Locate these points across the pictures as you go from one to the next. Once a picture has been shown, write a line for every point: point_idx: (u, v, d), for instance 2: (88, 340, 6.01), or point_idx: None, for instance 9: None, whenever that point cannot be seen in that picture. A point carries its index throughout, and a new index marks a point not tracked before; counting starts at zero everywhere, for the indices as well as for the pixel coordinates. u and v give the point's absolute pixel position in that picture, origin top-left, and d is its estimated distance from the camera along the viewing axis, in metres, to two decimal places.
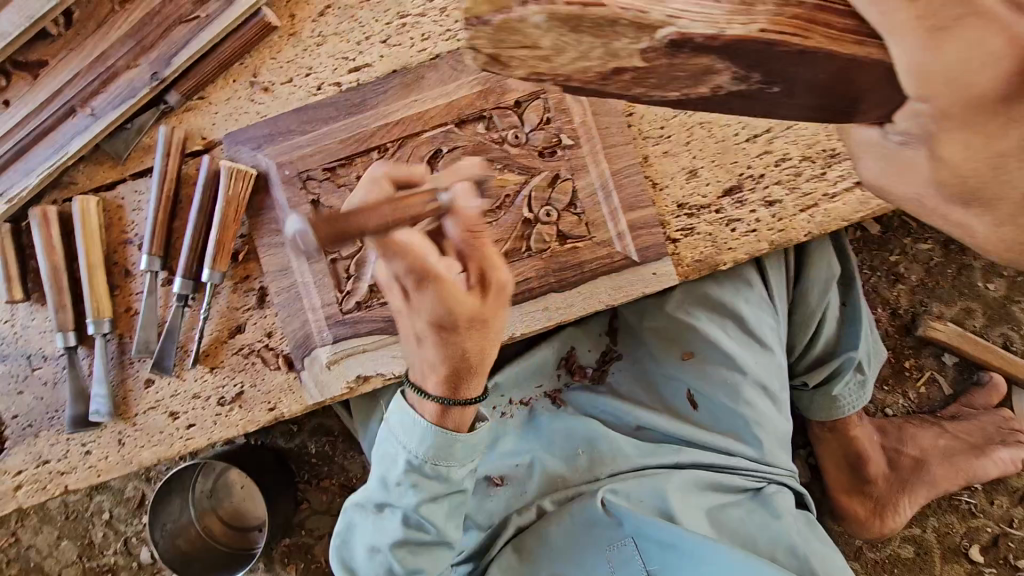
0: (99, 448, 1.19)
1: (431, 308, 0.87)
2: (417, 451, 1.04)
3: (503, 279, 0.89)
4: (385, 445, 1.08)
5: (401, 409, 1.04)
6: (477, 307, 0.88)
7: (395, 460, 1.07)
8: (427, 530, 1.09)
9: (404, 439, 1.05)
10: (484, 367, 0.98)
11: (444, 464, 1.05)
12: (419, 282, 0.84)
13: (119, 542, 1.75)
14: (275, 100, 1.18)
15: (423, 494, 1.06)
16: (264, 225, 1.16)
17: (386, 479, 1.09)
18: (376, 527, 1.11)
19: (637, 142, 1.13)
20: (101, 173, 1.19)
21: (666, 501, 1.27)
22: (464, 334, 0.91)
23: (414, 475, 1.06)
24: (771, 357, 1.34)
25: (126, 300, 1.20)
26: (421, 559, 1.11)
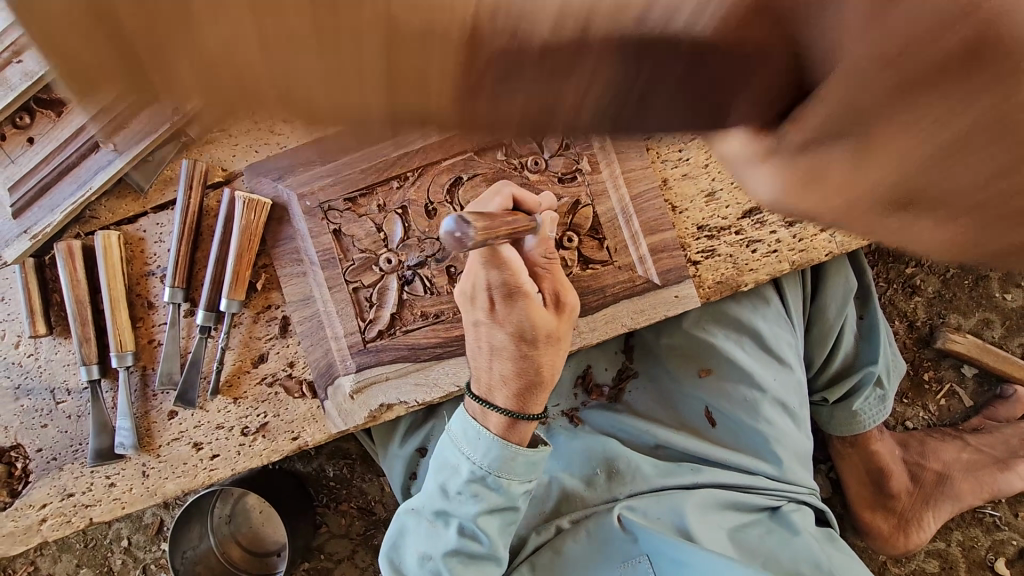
0: (123, 480, 1.19)
1: (518, 320, 0.95)
2: (483, 464, 1.04)
3: (575, 304, 1.02)
4: (445, 455, 1.08)
5: (464, 422, 1.05)
6: (556, 324, 0.99)
7: (458, 469, 1.06)
8: (482, 542, 1.09)
9: (468, 450, 1.05)
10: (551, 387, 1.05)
11: (509, 476, 1.06)
12: (512, 293, 0.94)
13: (138, 569, 1.75)
14: (295, 131, 1.20)
15: (484, 505, 1.06)
16: (285, 254, 1.16)
17: (445, 488, 1.08)
18: (430, 534, 1.10)
19: (655, 166, 1.12)
20: (124, 206, 1.21)
21: (685, 517, 1.25)
22: (540, 350, 0.99)
23: (476, 485, 1.05)
24: (790, 373, 1.34)
25: (148, 332, 1.21)
26: (472, 571, 1.09)
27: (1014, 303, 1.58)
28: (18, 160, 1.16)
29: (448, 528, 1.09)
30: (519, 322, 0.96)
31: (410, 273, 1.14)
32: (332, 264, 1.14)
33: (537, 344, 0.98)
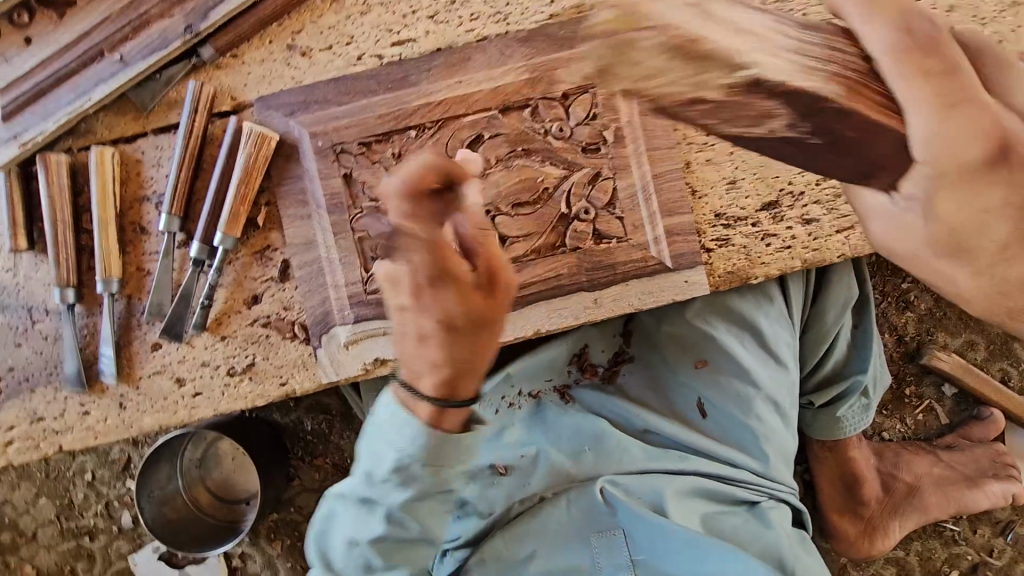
0: (98, 409, 1.15)
1: (445, 304, 0.88)
2: (407, 451, 1.01)
3: (508, 285, 0.92)
4: (374, 438, 1.06)
5: (392, 404, 1.01)
6: (485, 307, 0.90)
7: (381, 461, 1.04)
8: (411, 529, 1.09)
9: (395, 439, 1.02)
10: (479, 371, 0.96)
11: (435, 467, 1.03)
12: (433, 271, 0.87)
13: (100, 504, 1.71)
14: (312, 66, 1.13)
15: (408, 497, 1.05)
16: (290, 195, 1.12)
17: (370, 476, 1.07)
18: (358, 521, 1.10)
19: (682, 147, 1.10)
20: (122, 124, 1.14)
21: (664, 501, 1.27)
22: (464, 334, 0.91)
23: (400, 476, 1.03)
24: (784, 374, 1.34)
25: (138, 260, 1.15)
26: (401, 556, 1.12)
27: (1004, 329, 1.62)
28: (11, 60, 1.09)
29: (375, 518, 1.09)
30: (438, 304, 0.88)
31: None
32: (340, 209, 1.10)
33: (465, 330, 0.90)
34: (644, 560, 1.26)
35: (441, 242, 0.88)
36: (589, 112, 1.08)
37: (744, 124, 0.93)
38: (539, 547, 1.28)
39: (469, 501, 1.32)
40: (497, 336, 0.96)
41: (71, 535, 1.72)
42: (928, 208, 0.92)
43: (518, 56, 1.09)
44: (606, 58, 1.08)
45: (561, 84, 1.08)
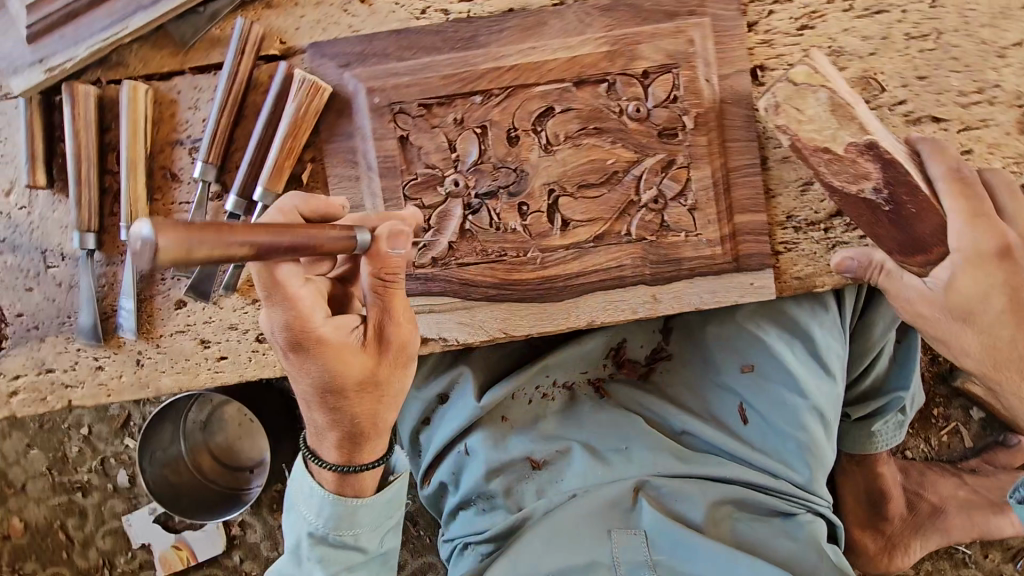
0: (113, 366, 1.08)
1: (316, 374, 0.82)
2: (320, 523, 0.97)
3: (403, 339, 0.85)
4: (291, 513, 1.01)
5: (301, 477, 0.97)
6: (373, 366, 0.84)
7: (301, 535, 0.99)
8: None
9: (307, 511, 0.97)
10: (381, 429, 0.92)
11: (349, 531, 0.98)
12: (303, 337, 0.79)
13: (95, 460, 1.65)
14: (371, 16, 1.04)
15: (333, 566, 0.99)
16: (338, 154, 1.03)
17: (295, 553, 1.01)
18: None
19: (760, 141, 1.04)
20: (158, 58, 1.04)
21: (699, 509, 1.23)
22: (352, 400, 0.86)
23: (320, 547, 0.98)
24: (833, 385, 1.28)
25: (166, 209, 1.07)
26: None
27: None
28: None
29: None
30: (314, 366, 0.82)
31: (477, 202, 1.02)
32: (394, 174, 1.02)
33: (353, 391, 0.85)
34: (663, 564, 1.19)
35: (308, 308, 0.77)
36: (669, 94, 1.01)
37: (845, 179, 0.96)
38: (566, 550, 1.19)
39: (497, 494, 1.29)
40: (400, 395, 0.91)
41: (63, 490, 1.65)
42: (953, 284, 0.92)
43: (597, 26, 1.01)
44: (693, 37, 1.01)
45: (641, 61, 1.01)
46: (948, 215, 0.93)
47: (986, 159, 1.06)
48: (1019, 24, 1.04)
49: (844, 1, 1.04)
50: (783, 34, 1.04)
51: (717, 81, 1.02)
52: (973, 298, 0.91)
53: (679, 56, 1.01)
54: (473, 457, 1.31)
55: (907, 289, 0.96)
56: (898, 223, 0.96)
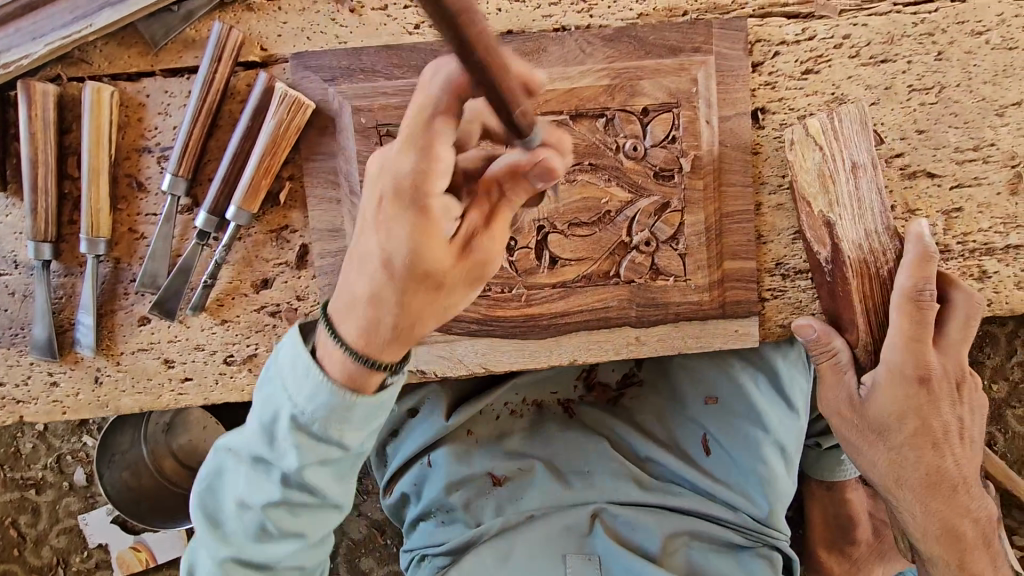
0: (70, 382, 1.02)
1: (397, 238, 0.67)
2: (308, 409, 0.73)
3: (487, 261, 0.73)
4: (268, 392, 0.77)
5: (295, 350, 0.75)
6: (446, 267, 0.69)
7: (281, 413, 0.75)
8: (316, 493, 0.79)
9: (294, 388, 0.74)
10: (409, 340, 0.73)
11: (341, 425, 0.74)
12: (413, 200, 0.65)
13: (51, 457, 1.59)
14: (361, 27, 0.98)
15: (312, 456, 0.75)
16: (319, 173, 0.98)
17: (267, 431, 0.77)
18: (251, 481, 0.80)
19: (755, 186, 1.03)
20: (127, 58, 0.96)
21: (655, 538, 1.22)
22: (412, 283, 0.69)
23: (301, 436, 0.74)
24: (796, 420, 1.25)
25: (131, 220, 1.00)
26: (304, 523, 0.81)
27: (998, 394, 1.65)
28: None
29: (270, 476, 0.78)
30: (396, 241, 0.67)
31: None
32: None
33: (411, 279, 0.69)
34: None
35: (445, 171, 0.64)
36: (668, 134, 0.98)
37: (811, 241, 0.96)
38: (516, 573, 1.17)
39: (457, 508, 1.27)
40: (455, 307, 0.76)
41: (15, 486, 1.59)
42: (874, 398, 0.94)
43: (599, 56, 0.97)
44: (696, 76, 0.97)
45: (641, 98, 0.97)
46: (893, 331, 0.92)
47: (975, 219, 1.06)
48: (1020, 84, 1.03)
49: (850, 47, 1.01)
50: (786, 77, 1.02)
51: (716, 122, 0.99)
52: (891, 418, 0.94)
53: (681, 94, 0.98)
54: (436, 470, 1.29)
55: (840, 387, 0.97)
56: (834, 294, 0.97)
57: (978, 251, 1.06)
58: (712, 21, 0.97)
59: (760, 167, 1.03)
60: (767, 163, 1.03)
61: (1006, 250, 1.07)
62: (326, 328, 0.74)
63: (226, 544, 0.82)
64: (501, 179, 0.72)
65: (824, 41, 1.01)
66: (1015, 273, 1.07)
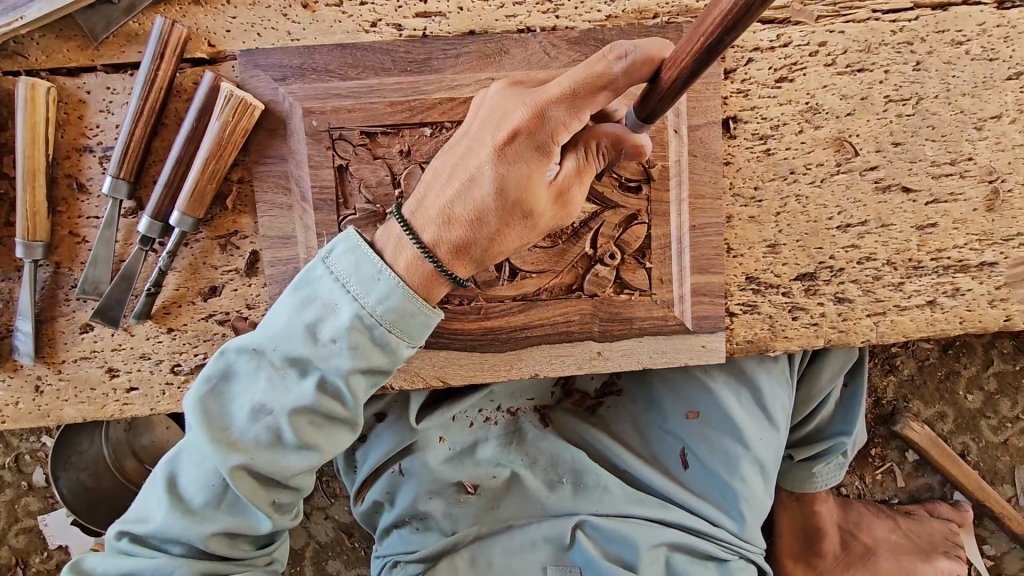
0: (9, 390, 0.98)
1: (511, 168, 0.75)
2: (369, 309, 0.78)
3: (572, 211, 0.81)
4: (314, 291, 0.80)
5: (355, 248, 0.80)
6: (544, 209, 0.78)
7: (339, 309, 0.78)
8: (346, 406, 0.81)
9: (357, 287, 0.78)
10: (487, 263, 0.83)
11: (400, 335, 0.80)
12: (545, 144, 0.74)
13: (10, 457, 1.55)
14: (314, 24, 0.93)
15: (361, 361, 0.78)
16: (269, 178, 0.93)
17: (311, 329, 0.79)
18: (274, 385, 0.79)
19: (725, 197, 0.99)
20: (64, 52, 0.91)
21: (638, 550, 1.10)
22: (511, 210, 0.77)
23: (358, 334, 0.78)
24: (776, 436, 1.15)
25: (72, 223, 0.95)
26: (322, 437, 0.82)
27: (972, 404, 1.64)
28: None
29: (306, 378, 0.80)
30: (515, 172, 0.75)
31: None
32: (329, 207, 0.93)
33: (514, 210, 0.77)
34: None
35: (564, 125, 0.73)
36: None
37: None
38: None
39: (432, 516, 1.16)
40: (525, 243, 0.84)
41: None
42: None
43: (564, 60, 0.93)
44: None
45: None
46: None
47: (950, 235, 1.03)
48: (1000, 96, 1.00)
49: (826, 55, 0.97)
50: (760, 85, 0.97)
51: (686, 131, 0.95)
52: None
53: None
54: (408, 479, 1.17)
55: None
56: None
57: (952, 267, 1.03)
58: (683, 25, 0.93)
59: (731, 178, 0.99)
60: (739, 174, 0.99)
61: (982, 267, 1.03)
62: (404, 230, 0.80)
63: (234, 449, 0.79)
64: (609, 144, 0.79)
65: (800, 48, 0.97)
66: (988, 290, 1.04)
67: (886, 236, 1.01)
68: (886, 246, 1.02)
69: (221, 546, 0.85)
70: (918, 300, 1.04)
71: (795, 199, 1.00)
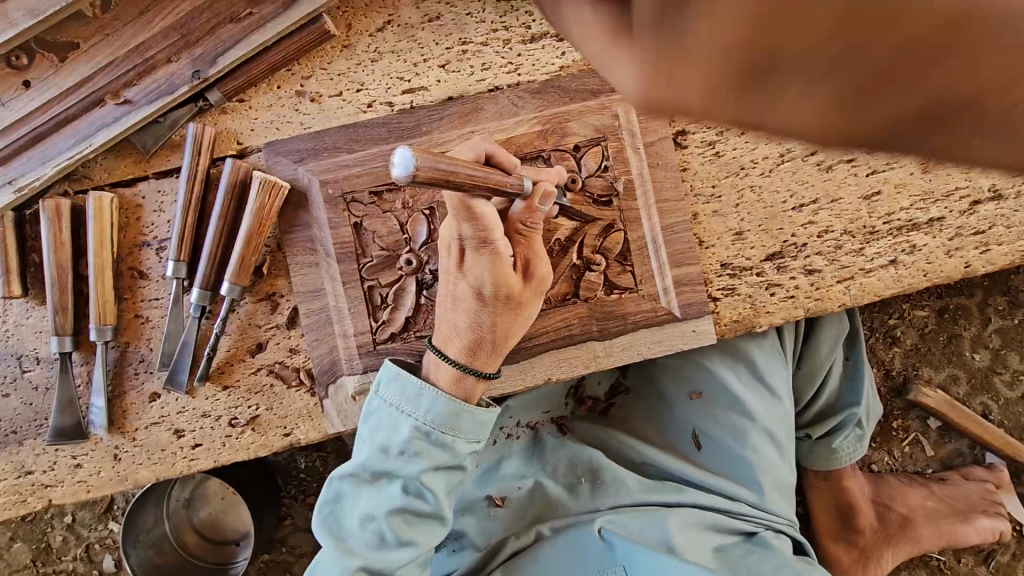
0: (91, 462, 1.11)
1: (481, 273, 0.92)
2: (426, 420, 0.94)
3: (545, 275, 0.96)
4: (381, 416, 0.96)
5: (404, 377, 0.96)
6: (519, 288, 0.93)
7: (400, 427, 0.95)
8: (429, 501, 0.97)
9: (410, 405, 0.95)
10: (502, 351, 0.97)
11: (454, 433, 0.95)
12: (482, 246, 0.90)
13: (80, 547, 1.66)
14: (321, 112, 1.12)
15: (429, 462, 0.95)
16: (297, 243, 1.10)
17: (385, 447, 0.95)
18: (371, 497, 0.96)
19: (689, 198, 1.13)
20: (123, 167, 1.11)
21: (667, 530, 1.14)
22: (498, 308, 0.93)
23: (419, 442, 0.94)
24: (780, 406, 1.24)
25: (135, 307, 1.12)
26: (418, 531, 0.97)
27: (981, 363, 1.68)
28: (9, 104, 1.05)
29: (392, 486, 0.96)
30: (481, 274, 0.92)
31: (431, 278, 1.10)
32: (350, 259, 1.09)
33: (499, 305, 0.93)
34: None
35: (494, 225, 0.88)
36: (600, 164, 1.10)
37: None
38: None
39: (466, 533, 1.21)
40: (528, 320, 0.98)
41: None
42: None
43: (530, 107, 1.10)
44: (617, 112, 1.10)
45: (572, 136, 1.10)
46: None
47: (895, 199, 1.15)
48: None
49: None
50: None
51: (643, 148, 1.11)
52: None
53: (607, 129, 1.10)
54: None
55: None
56: None
57: (904, 227, 1.15)
58: None
59: (691, 181, 1.14)
60: (696, 176, 1.13)
61: (930, 223, 1.15)
62: (438, 354, 0.97)
63: (353, 555, 0.94)
64: (523, 219, 0.93)
65: None
66: (942, 242, 1.16)
67: (837, 209, 1.14)
68: (839, 218, 1.14)
69: None
70: (881, 261, 1.15)
71: (750, 190, 1.14)
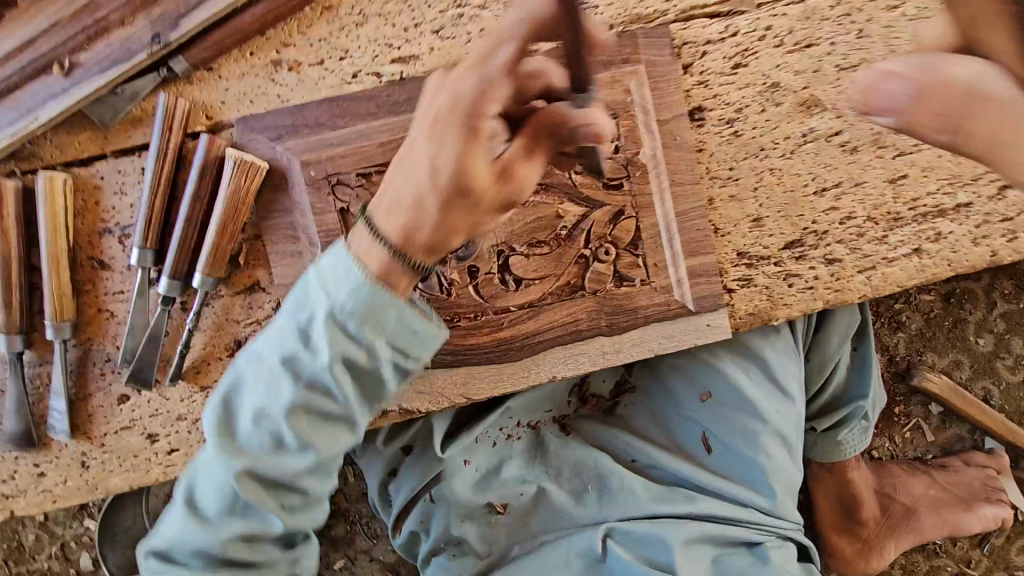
0: (57, 470, 1.02)
1: (449, 151, 0.74)
2: (346, 305, 0.75)
3: (519, 187, 0.78)
4: (301, 295, 0.79)
5: (336, 256, 0.77)
6: (484, 184, 0.75)
7: (316, 309, 0.76)
8: (337, 402, 0.79)
9: (332, 286, 0.75)
10: (439, 252, 0.79)
11: (376, 330, 0.76)
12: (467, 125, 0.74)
13: (55, 546, 1.57)
14: (301, 83, 1.00)
15: (338, 357, 0.76)
16: (278, 230, 1.00)
17: (298, 331, 0.78)
18: (269, 390, 0.80)
19: (704, 181, 1.05)
20: (76, 145, 0.98)
21: (672, 546, 1.09)
22: (448, 192, 0.75)
23: (333, 332, 0.75)
24: (794, 407, 1.18)
25: (97, 301, 1.01)
26: (320, 436, 0.81)
27: (985, 348, 1.65)
28: None
29: (294, 379, 0.79)
30: (444, 151, 0.74)
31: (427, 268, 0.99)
32: None
33: (454, 189, 0.75)
34: None
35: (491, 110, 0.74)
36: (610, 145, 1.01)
37: None
38: None
39: (466, 541, 1.17)
40: (479, 224, 0.79)
41: None
42: None
43: None
44: (630, 86, 1.00)
45: None
46: None
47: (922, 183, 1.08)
48: None
49: (773, 37, 1.04)
50: (716, 74, 1.04)
51: (657, 127, 1.01)
52: None
53: (618, 105, 1.00)
54: (438, 507, 1.19)
55: None
56: None
57: (931, 213, 1.08)
58: (637, 32, 1.00)
59: (706, 163, 1.05)
60: (712, 158, 1.05)
61: (958, 209, 1.08)
62: (364, 225, 0.78)
63: (240, 456, 0.80)
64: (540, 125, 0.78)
65: (748, 35, 1.04)
66: (969, 230, 1.09)
67: (860, 194, 1.06)
68: (863, 204, 1.07)
69: (246, 553, 0.86)
70: (903, 250, 1.09)
71: (769, 173, 1.06)
